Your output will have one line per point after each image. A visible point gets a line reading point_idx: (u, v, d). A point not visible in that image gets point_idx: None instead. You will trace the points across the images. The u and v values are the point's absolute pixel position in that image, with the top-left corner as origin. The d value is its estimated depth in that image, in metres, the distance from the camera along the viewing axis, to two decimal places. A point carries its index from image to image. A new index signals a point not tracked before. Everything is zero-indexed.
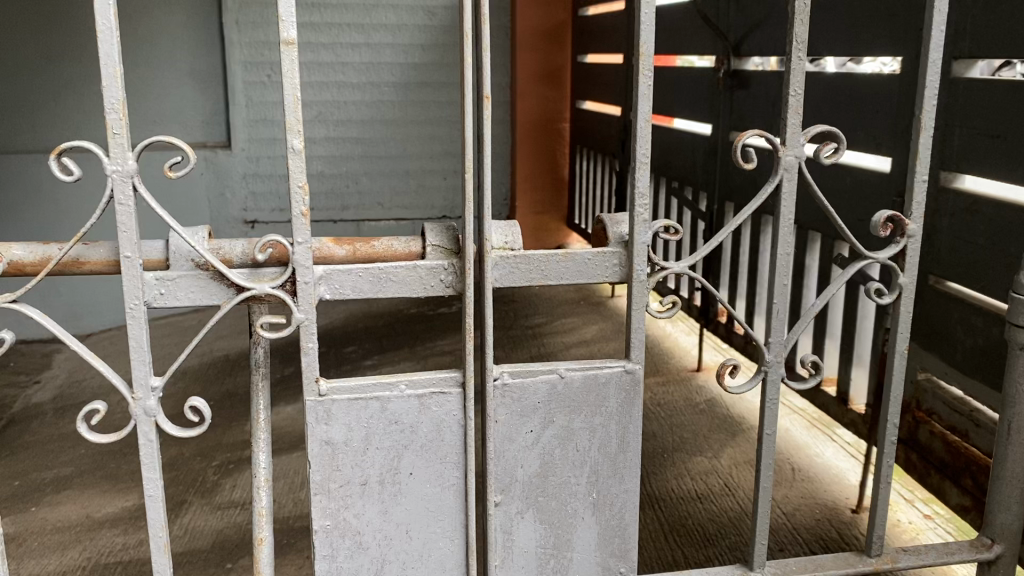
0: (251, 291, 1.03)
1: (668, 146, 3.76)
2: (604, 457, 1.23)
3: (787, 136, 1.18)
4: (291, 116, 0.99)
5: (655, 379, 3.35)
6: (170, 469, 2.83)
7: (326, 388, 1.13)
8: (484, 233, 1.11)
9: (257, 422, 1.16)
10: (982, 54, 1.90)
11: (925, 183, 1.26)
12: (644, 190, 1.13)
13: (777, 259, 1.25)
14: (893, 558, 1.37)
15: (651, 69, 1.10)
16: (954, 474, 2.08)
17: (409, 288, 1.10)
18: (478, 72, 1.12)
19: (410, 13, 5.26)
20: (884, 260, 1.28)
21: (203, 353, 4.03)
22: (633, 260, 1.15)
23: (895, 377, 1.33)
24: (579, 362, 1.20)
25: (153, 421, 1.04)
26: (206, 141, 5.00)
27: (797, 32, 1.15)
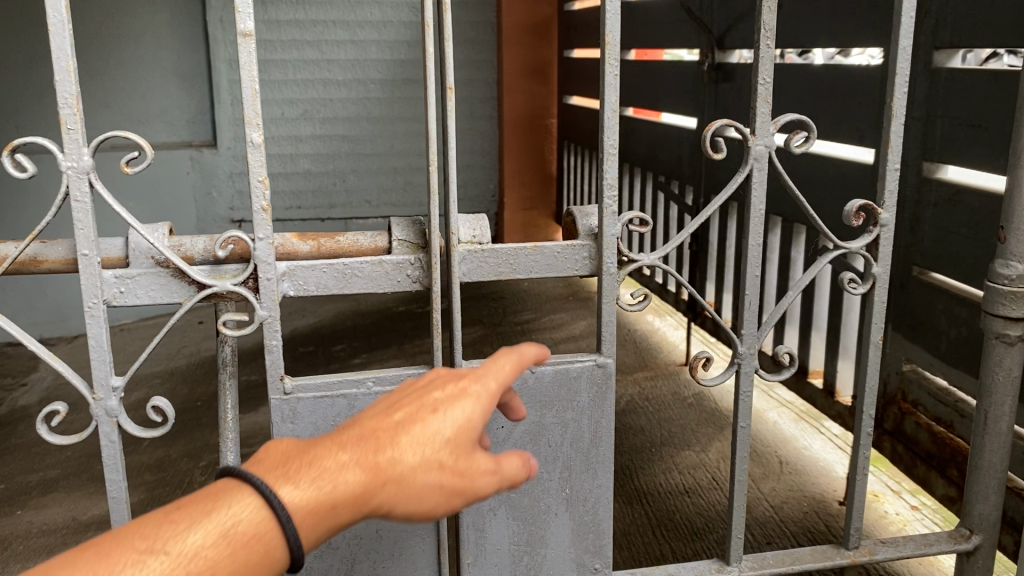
0: (213, 288, 1.01)
1: (654, 140, 3.75)
2: (576, 452, 1.22)
3: (757, 125, 1.17)
4: (250, 109, 0.97)
5: (643, 374, 3.34)
6: (157, 470, 2.82)
7: (291, 386, 1.12)
8: (449, 228, 1.09)
9: (223, 422, 1.15)
10: (963, 43, 1.90)
11: (897, 171, 1.25)
12: (612, 181, 1.11)
13: (749, 250, 1.24)
14: (871, 550, 1.36)
15: (617, 59, 1.08)
16: (940, 465, 2.07)
17: (376, 283, 1.08)
18: (442, 63, 1.10)
19: (395, 9, 5.24)
20: (858, 250, 1.28)
21: (191, 353, 4.00)
22: (602, 252, 1.14)
23: (869, 368, 1.32)
24: (549, 357, 1.19)
25: (115, 422, 1.02)
26: (192, 140, 4.95)
27: (766, 20, 1.14)
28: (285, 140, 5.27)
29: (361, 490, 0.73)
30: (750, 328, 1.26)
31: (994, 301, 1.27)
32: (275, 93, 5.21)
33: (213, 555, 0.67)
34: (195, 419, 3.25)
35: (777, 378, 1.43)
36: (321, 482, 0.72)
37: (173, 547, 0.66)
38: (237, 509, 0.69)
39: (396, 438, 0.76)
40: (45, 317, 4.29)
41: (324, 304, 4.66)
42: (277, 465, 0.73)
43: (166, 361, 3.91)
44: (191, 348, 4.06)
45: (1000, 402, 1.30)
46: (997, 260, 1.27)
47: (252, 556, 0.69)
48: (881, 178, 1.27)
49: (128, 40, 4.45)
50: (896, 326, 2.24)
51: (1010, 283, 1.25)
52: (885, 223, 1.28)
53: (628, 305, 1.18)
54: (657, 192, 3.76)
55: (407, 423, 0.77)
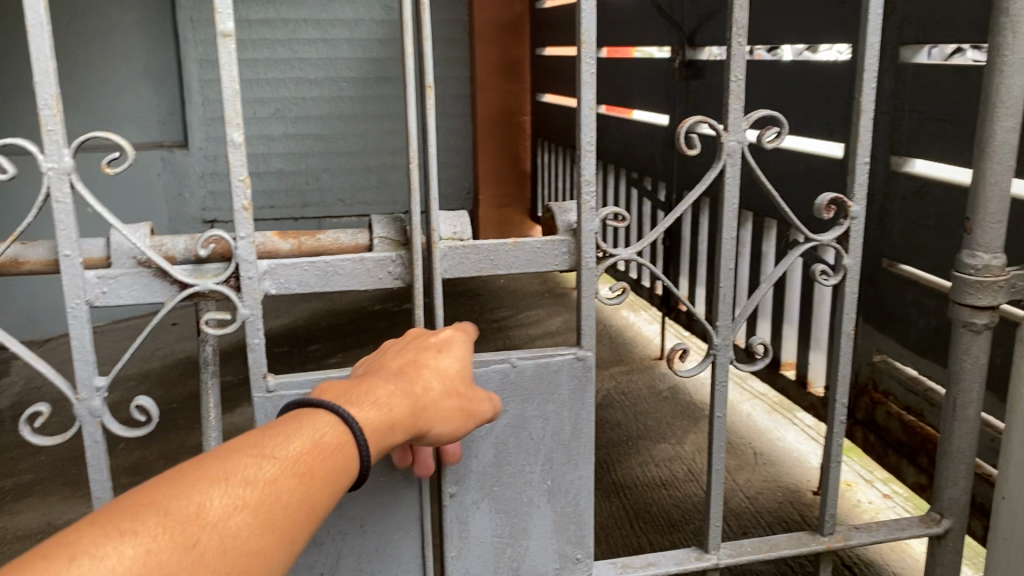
0: (194, 287, 1.02)
1: (627, 137, 3.78)
2: (558, 445, 1.24)
3: (730, 121, 1.20)
4: (230, 109, 0.98)
5: (618, 369, 3.37)
6: (133, 473, 2.82)
7: (274, 383, 1.10)
8: (430, 225, 1.11)
9: (207, 420, 1.15)
10: (927, 39, 1.94)
11: (866, 165, 1.28)
12: (590, 177, 1.13)
13: (723, 245, 1.26)
14: (845, 536, 1.40)
15: (594, 57, 1.10)
16: (911, 453, 2.11)
17: (358, 280, 1.09)
18: (421, 62, 1.11)
19: (367, 7, 5.23)
20: (828, 242, 1.31)
21: (165, 355, 3.98)
22: (581, 246, 1.16)
23: (842, 357, 1.35)
24: (530, 351, 1.20)
25: (99, 422, 1.02)
26: (163, 141, 4.93)
27: (737, 18, 1.16)
28: (257, 139, 5.24)
29: (414, 407, 0.93)
30: (725, 319, 1.28)
31: (962, 291, 1.30)
32: (246, 92, 5.18)
33: (312, 458, 0.81)
34: (171, 420, 3.24)
35: (753, 369, 1.46)
36: (380, 405, 0.89)
37: (280, 452, 0.80)
38: (320, 426, 0.84)
39: (423, 372, 0.97)
40: (17, 321, 4.24)
41: (299, 303, 4.65)
42: (341, 395, 0.89)
43: (141, 363, 3.89)
44: (166, 350, 4.04)
45: (968, 388, 1.34)
46: (963, 251, 1.29)
47: (339, 460, 0.83)
48: (851, 171, 1.30)
49: (97, 40, 4.42)
50: (867, 318, 2.28)
51: (977, 273, 1.27)
52: (855, 216, 1.30)
53: (606, 299, 1.20)
54: (631, 188, 3.79)
55: (427, 361, 0.99)
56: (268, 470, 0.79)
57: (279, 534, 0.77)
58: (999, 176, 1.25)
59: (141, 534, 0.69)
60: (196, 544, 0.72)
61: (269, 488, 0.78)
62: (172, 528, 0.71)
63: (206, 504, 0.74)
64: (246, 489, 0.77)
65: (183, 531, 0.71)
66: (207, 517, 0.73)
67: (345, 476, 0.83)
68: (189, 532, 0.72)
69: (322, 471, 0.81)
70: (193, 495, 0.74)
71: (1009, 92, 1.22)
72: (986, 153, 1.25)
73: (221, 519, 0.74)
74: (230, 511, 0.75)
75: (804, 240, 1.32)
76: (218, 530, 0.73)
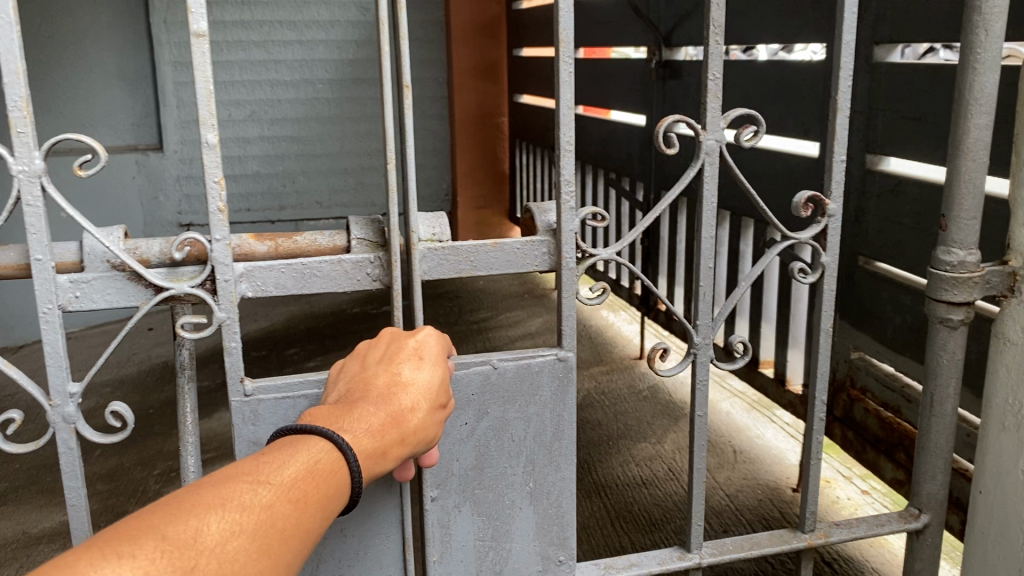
0: (170, 290, 1.00)
1: (604, 137, 3.79)
2: (540, 446, 1.23)
3: (708, 120, 1.20)
4: (205, 110, 0.96)
5: (598, 369, 3.38)
6: (109, 480, 2.79)
7: (252, 387, 1.08)
8: (409, 227, 1.10)
9: (183, 426, 1.13)
10: (902, 38, 1.95)
11: (842, 163, 1.29)
12: (570, 178, 1.13)
13: (702, 244, 1.26)
14: (826, 532, 1.40)
15: (572, 56, 1.10)
16: (889, 450, 2.13)
17: (336, 282, 1.08)
18: (397, 62, 1.10)
19: (343, 8, 5.20)
20: (807, 240, 1.31)
21: (141, 360, 3.94)
22: (561, 247, 1.15)
23: (822, 354, 1.36)
24: (511, 352, 1.20)
25: (73, 428, 1.01)
26: (137, 144, 4.87)
27: (715, 17, 1.17)
28: (233, 142, 5.20)
29: (401, 429, 0.92)
30: (705, 319, 1.28)
31: (937, 288, 1.30)
32: (221, 94, 5.14)
33: (307, 483, 0.81)
34: (148, 426, 3.21)
35: (735, 367, 1.45)
36: (370, 431, 0.89)
37: (275, 478, 0.80)
38: (313, 452, 0.84)
39: (408, 390, 0.96)
40: None
41: (277, 306, 4.62)
42: (333, 420, 0.89)
43: (116, 368, 3.85)
44: (142, 355, 4.00)
45: (945, 385, 1.35)
46: (939, 248, 1.29)
47: (332, 486, 0.83)
48: (828, 169, 1.30)
49: (71, 43, 4.38)
50: (844, 316, 2.30)
51: (953, 269, 1.27)
52: (833, 213, 1.31)
53: (587, 300, 1.20)
54: (609, 188, 3.81)
55: (412, 378, 0.98)
56: (264, 495, 0.78)
57: (276, 559, 0.77)
58: (973, 173, 1.26)
59: (139, 557, 0.68)
60: (194, 569, 0.71)
61: (265, 513, 0.77)
62: (170, 552, 0.70)
63: (203, 528, 0.73)
64: (242, 514, 0.76)
65: (181, 555, 0.70)
66: (204, 541, 0.73)
67: (337, 499, 0.84)
68: (186, 556, 0.71)
69: (317, 496, 0.81)
70: (190, 520, 0.73)
71: (982, 87, 1.23)
72: (960, 150, 1.26)
73: (218, 543, 0.73)
74: (228, 535, 0.74)
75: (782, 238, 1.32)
76: (216, 554, 0.73)
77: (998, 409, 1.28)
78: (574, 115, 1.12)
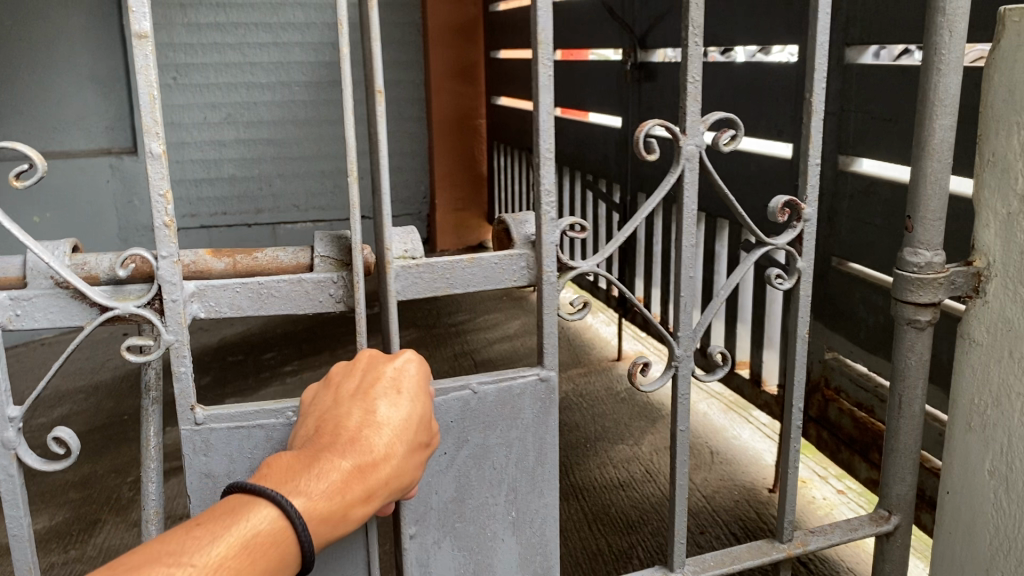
0: (113, 311, 0.90)
1: (581, 139, 3.78)
2: (522, 472, 1.20)
3: (687, 125, 1.16)
4: (148, 116, 0.86)
5: (576, 370, 3.37)
6: (82, 488, 2.76)
7: (203, 415, 0.98)
8: (384, 244, 1.06)
9: (144, 450, 1.01)
10: (875, 39, 1.95)
11: (817, 166, 1.27)
12: (550, 188, 1.09)
13: (682, 251, 1.23)
14: (803, 540, 1.40)
15: (551, 59, 1.06)
16: (862, 449, 2.13)
17: (296, 304, 0.97)
18: (369, 67, 1.06)
19: (319, 10, 5.17)
20: (784, 246, 1.29)
21: (114, 366, 3.90)
22: (542, 259, 1.12)
23: (799, 363, 1.35)
24: (490, 374, 1.15)
25: (13, 454, 0.96)
26: (111, 147, 4.75)
27: (693, 17, 1.12)
28: (208, 145, 5.15)
29: (366, 482, 0.89)
30: (687, 330, 1.25)
31: (904, 289, 1.29)
32: (196, 97, 5.08)
33: (237, 564, 0.80)
34: (122, 433, 3.17)
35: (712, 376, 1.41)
36: (329, 493, 0.86)
37: (200, 559, 0.80)
38: (256, 523, 0.83)
39: (381, 435, 0.91)
40: None
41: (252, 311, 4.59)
42: (289, 479, 0.86)
43: (89, 375, 3.80)
44: (116, 361, 3.96)
45: (912, 385, 1.34)
46: (905, 249, 1.28)
47: (271, 559, 0.83)
48: (803, 173, 1.29)
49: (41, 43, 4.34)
50: (818, 316, 2.30)
51: (919, 270, 1.26)
52: (808, 217, 1.30)
53: (568, 315, 1.16)
54: (586, 190, 3.80)
55: (385, 419, 0.92)
56: None
57: None
58: (938, 172, 1.25)
59: None
60: None
61: None
62: None
63: None
64: None
65: None
66: None
67: (278, 570, 0.83)
68: None
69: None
70: None
71: (946, 89, 1.22)
72: (926, 151, 1.25)
73: None
74: None
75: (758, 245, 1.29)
76: None
77: (964, 409, 1.27)
78: (553, 121, 1.09)
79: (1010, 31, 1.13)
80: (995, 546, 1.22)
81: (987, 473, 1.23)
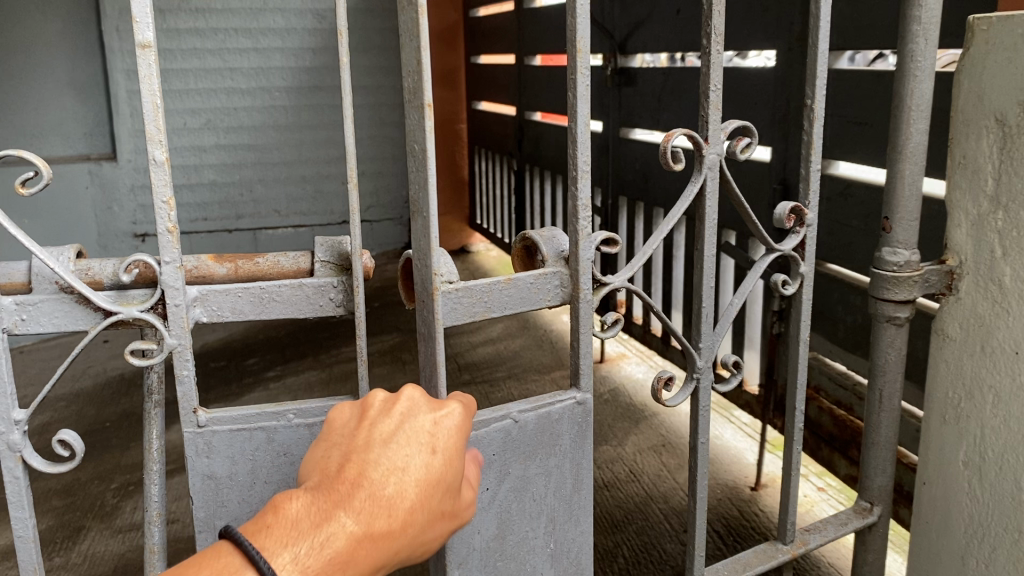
0: (118, 316, 0.89)
1: (562, 144, 3.82)
2: (560, 501, 1.15)
3: (709, 133, 1.14)
4: (151, 124, 0.86)
5: (559, 373, 3.41)
6: (65, 495, 2.75)
7: (206, 418, 0.95)
8: (431, 268, 0.98)
9: (148, 453, 1.02)
10: (851, 45, 2.00)
11: (817, 172, 1.31)
12: (587, 202, 1.03)
13: (702, 262, 1.21)
14: (802, 540, 1.43)
15: (589, 68, 0.99)
16: (842, 447, 2.18)
17: (296, 308, 0.98)
18: (415, 75, 0.94)
19: (298, 16, 5.18)
20: (788, 252, 1.33)
21: (96, 373, 3.88)
22: (577, 277, 1.07)
23: (800, 366, 1.39)
24: (528, 401, 1.09)
25: (18, 457, 0.94)
26: (90, 153, 4.77)
27: (716, 24, 1.10)
28: (188, 151, 5.14)
29: (376, 556, 0.80)
30: (707, 342, 1.25)
31: (881, 287, 1.34)
32: (175, 103, 5.06)
33: None
34: (104, 440, 3.16)
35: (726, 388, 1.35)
36: (332, 565, 0.77)
37: None
38: None
39: (405, 498, 0.82)
40: None
41: None
42: (291, 538, 0.76)
43: (71, 382, 3.78)
44: (98, 367, 3.95)
45: (892, 380, 1.38)
46: (884, 249, 1.33)
47: None
48: (805, 178, 1.33)
49: (19, 50, 4.31)
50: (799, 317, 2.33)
51: (897, 269, 1.31)
52: (810, 223, 1.34)
53: (600, 333, 1.12)
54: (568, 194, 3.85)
55: (412, 480, 0.83)
56: None
57: None
58: (913, 176, 1.29)
59: None
60: None
61: None
62: None
63: None
64: None
65: None
66: None
67: None
68: None
69: None
70: None
71: (918, 93, 1.27)
72: (900, 154, 1.29)
73: None
74: None
75: (768, 253, 1.30)
76: None
77: (939, 403, 1.32)
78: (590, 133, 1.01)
79: (979, 39, 1.18)
80: (969, 534, 1.27)
81: (962, 464, 1.27)
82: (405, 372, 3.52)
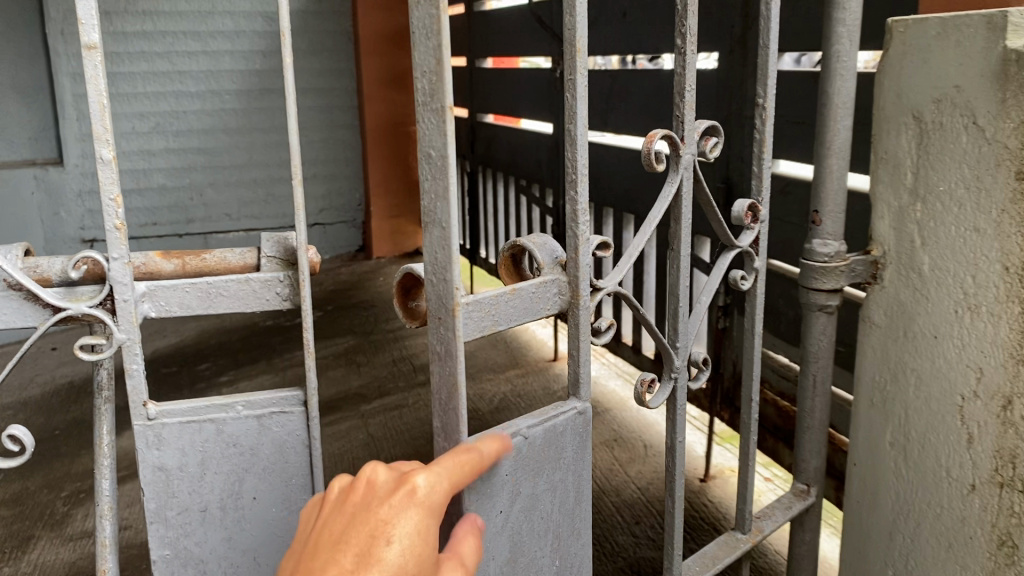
0: (67, 311, 0.91)
1: (514, 145, 3.86)
2: (564, 515, 1.16)
3: (685, 134, 1.18)
4: (98, 124, 0.87)
5: (513, 371, 3.44)
6: (14, 505, 2.72)
7: (155, 411, 0.97)
8: (450, 284, 0.95)
9: (98, 448, 1.03)
10: (790, 47, 2.06)
11: (768, 168, 1.36)
12: (585, 207, 1.05)
13: (675, 262, 1.25)
14: (757, 528, 1.46)
15: (588, 69, 1.00)
16: (786, 437, 2.25)
17: (244, 302, 1.00)
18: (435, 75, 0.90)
19: (248, 19, 5.15)
20: (743, 247, 1.38)
21: (44, 381, 3.83)
22: (577, 284, 1.08)
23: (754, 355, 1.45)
24: (534, 416, 1.08)
25: None
26: (35, 158, 4.70)
27: (689, 24, 1.14)
28: (136, 155, 5.09)
29: None
30: (682, 341, 1.29)
31: (811, 277, 1.40)
32: (123, 107, 5.00)
33: None
34: (53, 447, 3.13)
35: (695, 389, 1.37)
36: None
37: None
38: None
39: None
40: None
41: (185, 322, 4.53)
42: None
43: (18, 391, 3.72)
44: (45, 375, 3.89)
45: (823, 365, 1.45)
46: (814, 241, 1.39)
47: None
48: (757, 175, 1.37)
49: None
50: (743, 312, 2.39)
51: (827, 260, 1.37)
52: (763, 219, 1.39)
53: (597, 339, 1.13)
54: (521, 195, 3.86)
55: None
56: None
57: None
58: (839, 170, 1.36)
59: None
60: None
61: None
62: None
63: None
64: None
65: None
66: None
67: None
68: None
69: None
70: None
71: (844, 91, 1.33)
72: (828, 150, 1.36)
73: None
74: None
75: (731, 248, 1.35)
76: None
77: (866, 386, 1.38)
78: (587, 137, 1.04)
79: (896, 40, 1.25)
80: (897, 512, 1.33)
81: (888, 444, 1.33)
82: (359, 373, 3.54)
